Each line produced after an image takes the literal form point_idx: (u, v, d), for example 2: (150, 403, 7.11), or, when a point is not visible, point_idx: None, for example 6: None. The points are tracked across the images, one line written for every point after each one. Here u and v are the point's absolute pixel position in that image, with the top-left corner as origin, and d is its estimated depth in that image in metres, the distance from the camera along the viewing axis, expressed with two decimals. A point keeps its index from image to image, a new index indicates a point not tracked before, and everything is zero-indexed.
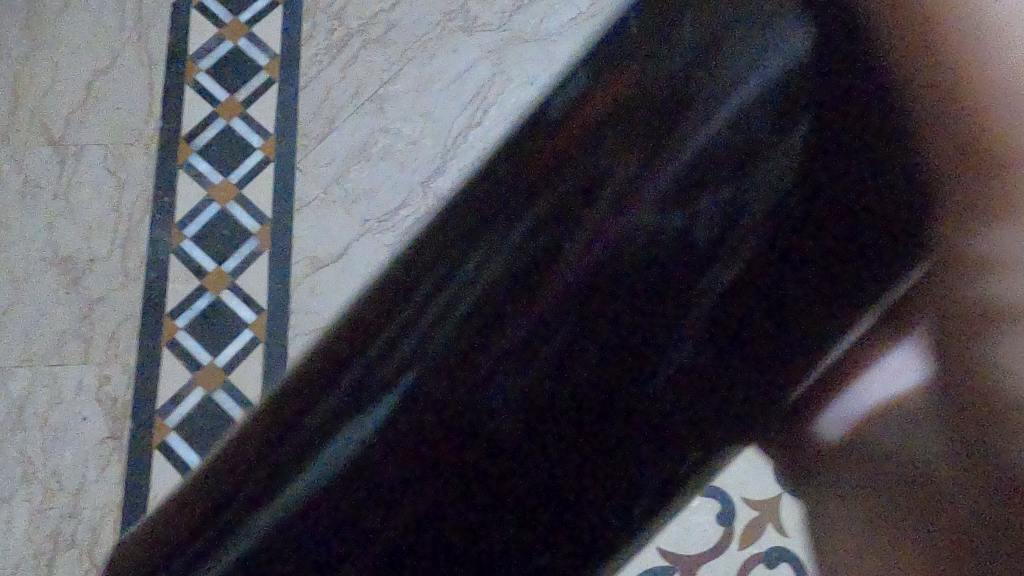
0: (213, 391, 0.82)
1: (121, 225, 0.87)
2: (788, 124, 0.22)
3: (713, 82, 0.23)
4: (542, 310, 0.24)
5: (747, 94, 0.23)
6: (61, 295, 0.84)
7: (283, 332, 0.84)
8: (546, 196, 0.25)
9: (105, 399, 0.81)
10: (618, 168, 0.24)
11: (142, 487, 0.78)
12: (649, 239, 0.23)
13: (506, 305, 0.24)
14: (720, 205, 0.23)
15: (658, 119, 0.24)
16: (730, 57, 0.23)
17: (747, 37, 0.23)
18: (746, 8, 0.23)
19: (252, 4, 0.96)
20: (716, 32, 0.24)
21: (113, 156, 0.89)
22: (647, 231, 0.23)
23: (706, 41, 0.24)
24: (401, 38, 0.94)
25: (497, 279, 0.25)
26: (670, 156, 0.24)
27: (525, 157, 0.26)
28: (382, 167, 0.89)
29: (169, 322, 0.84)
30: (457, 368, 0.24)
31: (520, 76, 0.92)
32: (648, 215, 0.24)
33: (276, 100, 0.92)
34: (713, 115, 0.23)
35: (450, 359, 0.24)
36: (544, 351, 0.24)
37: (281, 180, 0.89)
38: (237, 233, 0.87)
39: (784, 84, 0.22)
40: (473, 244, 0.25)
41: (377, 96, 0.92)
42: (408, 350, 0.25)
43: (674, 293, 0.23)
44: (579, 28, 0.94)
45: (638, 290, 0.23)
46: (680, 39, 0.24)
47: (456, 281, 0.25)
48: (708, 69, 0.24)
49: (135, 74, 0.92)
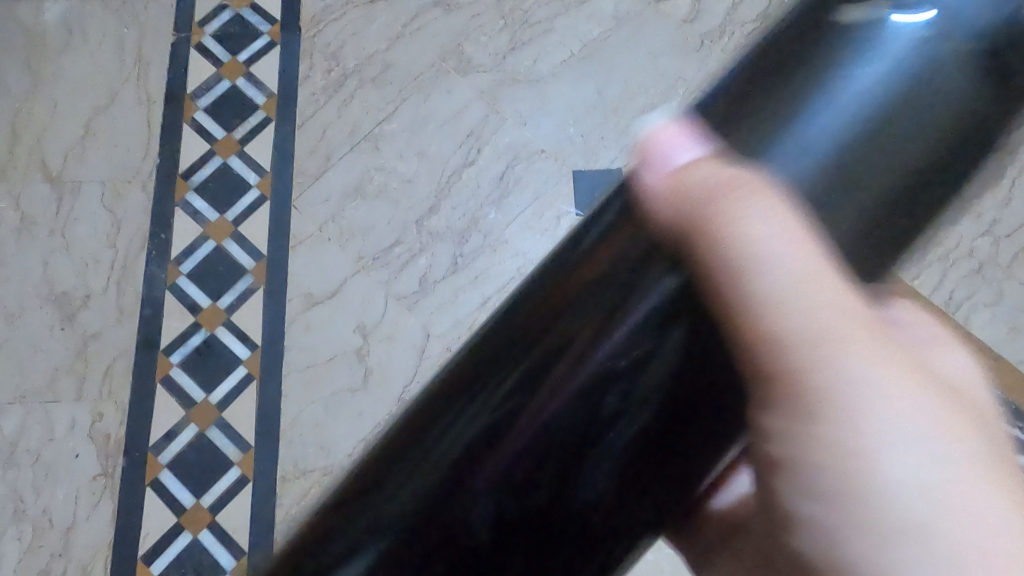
0: (207, 429, 0.82)
1: (117, 261, 0.87)
2: (666, 339, 0.26)
3: (642, 281, 0.26)
4: (507, 462, 0.26)
5: (654, 302, 0.26)
6: (56, 331, 0.85)
7: (277, 369, 0.84)
8: (522, 363, 0.27)
9: (97, 436, 0.81)
10: (593, 332, 0.26)
11: (135, 524, 0.79)
12: (589, 407, 0.26)
13: (477, 460, 0.26)
14: (643, 388, 0.26)
15: (614, 298, 0.26)
16: (646, 268, 0.27)
17: (645, 261, 0.27)
18: (635, 247, 0.27)
19: (250, 43, 0.98)
20: (647, 238, 0.27)
21: (110, 193, 0.90)
22: (586, 399, 0.26)
23: (641, 240, 0.27)
24: (397, 78, 0.96)
25: (470, 432, 0.27)
26: (613, 332, 0.26)
27: (527, 319, 0.28)
28: (377, 206, 0.90)
29: (164, 358, 0.84)
30: (434, 515, 0.27)
31: (513, 117, 0.94)
32: (599, 380, 0.26)
33: (274, 139, 0.93)
34: (639, 313, 0.26)
35: (426, 507, 0.27)
36: (504, 496, 0.26)
37: (277, 217, 0.90)
38: (233, 270, 0.88)
39: (673, 306, 0.26)
40: (465, 396, 0.27)
41: (372, 135, 0.93)
42: (398, 494, 0.27)
43: (598, 451, 0.26)
44: (571, 72, 0.96)
45: (582, 443, 0.26)
46: (633, 236, 0.27)
47: (444, 432, 0.27)
48: (636, 270, 0.27)
49: (134, 112, 0.94)
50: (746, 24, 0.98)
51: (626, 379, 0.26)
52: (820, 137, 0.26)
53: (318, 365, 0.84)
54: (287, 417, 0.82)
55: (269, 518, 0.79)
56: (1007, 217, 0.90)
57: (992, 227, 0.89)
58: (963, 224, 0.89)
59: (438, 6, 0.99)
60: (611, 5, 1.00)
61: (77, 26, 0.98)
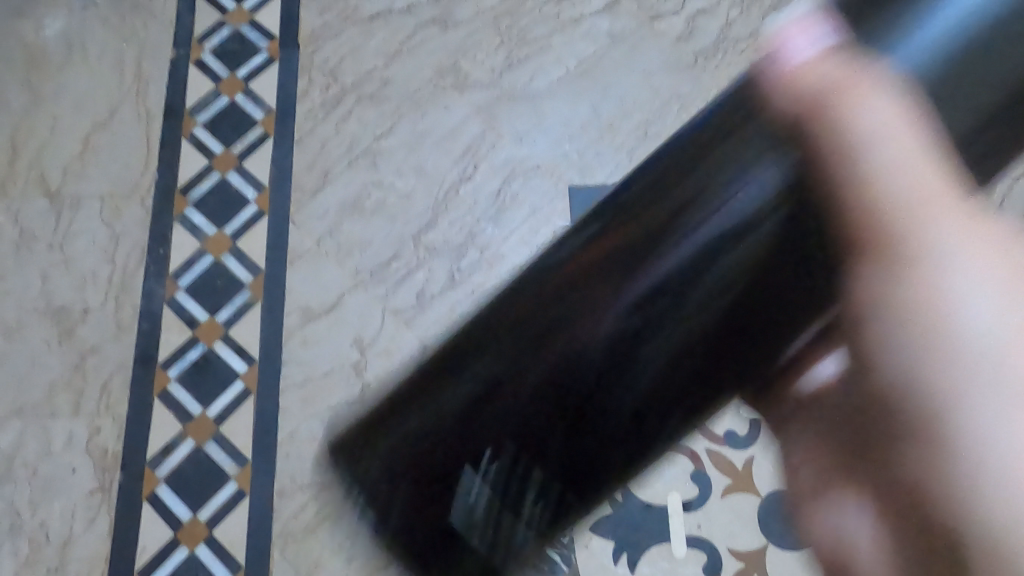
0: (204, 443, 0.82)
1: (116, 276, 0.88)
2: (758, 220, 0.32)
3: (719, 188, 0.32)
4: (602, 349, 0.34)
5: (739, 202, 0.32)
6: (54, 345, 0.85)
7: (275, 384, 0.84)
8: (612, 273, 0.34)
9: (94, 450, 0.81)
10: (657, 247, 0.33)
11: (132, 539, 0.79)
12: (666, 297, 0.33)
13: (575, 353, 0.34)
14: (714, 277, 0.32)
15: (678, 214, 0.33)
16: (724, 172, 0.32)
17: (736, 164, 0.32)
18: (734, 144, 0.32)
19: (249, 59, 0.99)
20: (718, 155, 0.32)
21: (109, 208, 0.90)
22: (664, 293, 0.33)
23: (715, 155, 0.33)
24: (395, 95, 0.97)
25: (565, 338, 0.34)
26: (678, 243, 0.33)
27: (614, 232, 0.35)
28: (375, 221, 0.91)
29: (161, 373, 0.85)
30: (543, 406, 0.35)
31: (510, 133, 0.95)
32: (669, 280, 0.33)
33: (272, 155, 0.94)
34: (711, 222, 0.32)
35: (539, 402, 0.35)
36: (596, 382, 0.34)
37: (275, 232, 0.90)
38: (231, 284, 0.88)
39: (763, 202, 0.32)
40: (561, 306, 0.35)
41: (370, 150, 0.94)
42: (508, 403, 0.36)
43: (676, 333, 0.33)
44: (567, 88, 0.97)
45: (658, 326, 0.33)
46: (705, 157, 0.33)
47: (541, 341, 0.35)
48: (721, 176, 0.32)
49: (133, 127, 0.94)
50: (740, 42, 0.99)
51: (673, 299, 0.33)
52: (941, 43, 0.29)
53: (316, 379, 0.84)
54: (285, 431, 0.82)
55: (266, 533, 0.79)
56: None
57: None
58: None
59: (436, 24, 1.01)
60: (607, 23, 1.01)
61: (77, 42, 0.98)
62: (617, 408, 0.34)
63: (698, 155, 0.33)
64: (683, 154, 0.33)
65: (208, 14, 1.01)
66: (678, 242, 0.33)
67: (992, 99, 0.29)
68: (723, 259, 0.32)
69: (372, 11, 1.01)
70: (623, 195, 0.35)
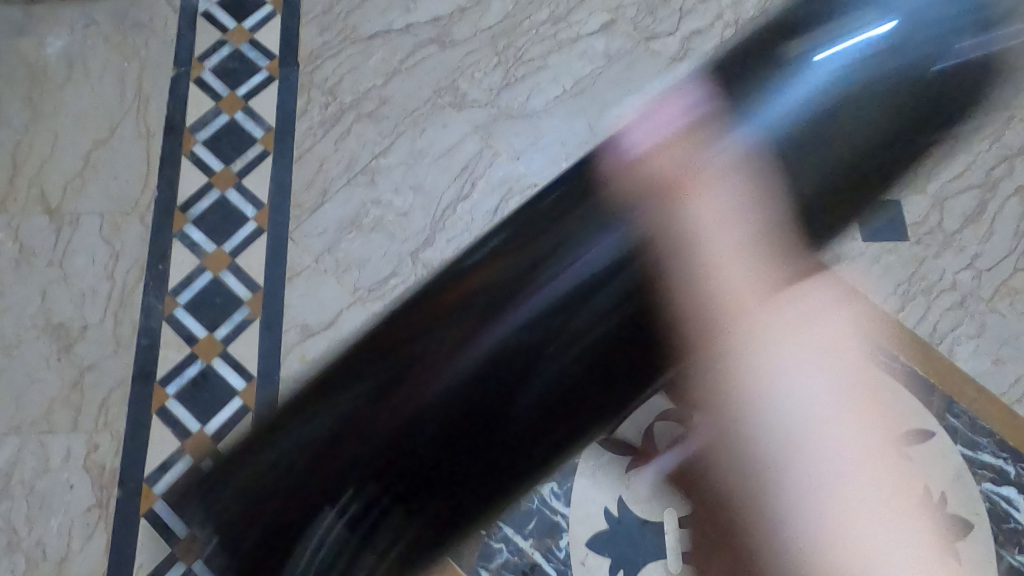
0: (202, 460, 0.83)
1: (115, 292, 0.88)
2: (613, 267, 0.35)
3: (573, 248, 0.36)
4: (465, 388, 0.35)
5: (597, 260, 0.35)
6: (53, 361, 0.85)
7: (273, 400, 0.85)
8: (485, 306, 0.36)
9: (92, 467, 0.81)
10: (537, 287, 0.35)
11: (129, 555, 0.79)
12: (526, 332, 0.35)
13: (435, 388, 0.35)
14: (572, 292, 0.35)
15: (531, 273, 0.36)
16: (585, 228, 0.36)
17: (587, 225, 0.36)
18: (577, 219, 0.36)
19: (249, 77, 1.00)
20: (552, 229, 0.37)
21: (109, 225, 0.91)
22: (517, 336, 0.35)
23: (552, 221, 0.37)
24: (393, 113, 0.98)
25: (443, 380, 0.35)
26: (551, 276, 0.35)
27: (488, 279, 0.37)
28: (373, 238, 0.92)
29: (160, 390, 0.85)
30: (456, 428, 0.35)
31: (507, 151, 0.96)
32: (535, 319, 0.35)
33: (271, 172, 0.95)
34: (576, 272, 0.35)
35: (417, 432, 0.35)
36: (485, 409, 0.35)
37: (274, 249, 0.91)
38: (230, 301, 0.89)
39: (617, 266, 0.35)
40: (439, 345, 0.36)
41: (369, 168, 0.95)
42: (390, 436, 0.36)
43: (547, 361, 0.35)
44: (563, 107, 0.98)
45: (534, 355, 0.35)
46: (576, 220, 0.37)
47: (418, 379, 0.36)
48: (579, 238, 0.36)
49: (134, 145, 0.95)
50: None
51: (539, 344, 0.34)
52: (829, 96, 0.36)
53: None
54: None
55: None
56: (989, 251, 0.92)
57: (974, 260, 0.92)
58: (945, 258, 0.92)
59: (434, 43, 1.02)
60: (603, 42, 1.02)
61: (78, 60, 0.99)
62: (508, 429, 0.35)
63: (577, 200, 0.37)
64: (626, 179, 0.36)
65: (209, 32, 1.02)
66: (550, 280, 0.35)
67: (833, 163, 0.36)
68: (584, 308, 0.35)
69: (371, 30, 1.02)
70: (557, 201, 0.38)
